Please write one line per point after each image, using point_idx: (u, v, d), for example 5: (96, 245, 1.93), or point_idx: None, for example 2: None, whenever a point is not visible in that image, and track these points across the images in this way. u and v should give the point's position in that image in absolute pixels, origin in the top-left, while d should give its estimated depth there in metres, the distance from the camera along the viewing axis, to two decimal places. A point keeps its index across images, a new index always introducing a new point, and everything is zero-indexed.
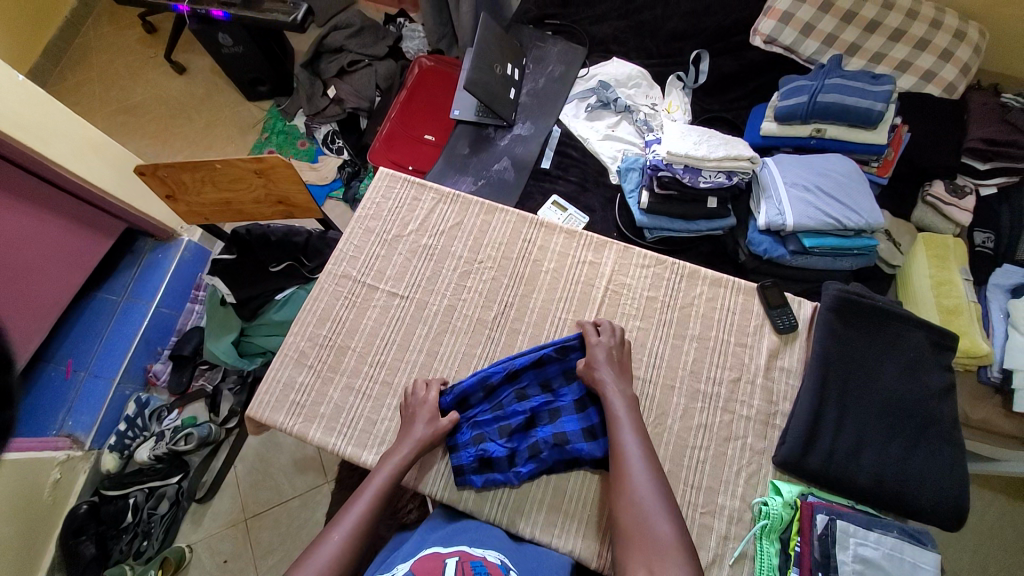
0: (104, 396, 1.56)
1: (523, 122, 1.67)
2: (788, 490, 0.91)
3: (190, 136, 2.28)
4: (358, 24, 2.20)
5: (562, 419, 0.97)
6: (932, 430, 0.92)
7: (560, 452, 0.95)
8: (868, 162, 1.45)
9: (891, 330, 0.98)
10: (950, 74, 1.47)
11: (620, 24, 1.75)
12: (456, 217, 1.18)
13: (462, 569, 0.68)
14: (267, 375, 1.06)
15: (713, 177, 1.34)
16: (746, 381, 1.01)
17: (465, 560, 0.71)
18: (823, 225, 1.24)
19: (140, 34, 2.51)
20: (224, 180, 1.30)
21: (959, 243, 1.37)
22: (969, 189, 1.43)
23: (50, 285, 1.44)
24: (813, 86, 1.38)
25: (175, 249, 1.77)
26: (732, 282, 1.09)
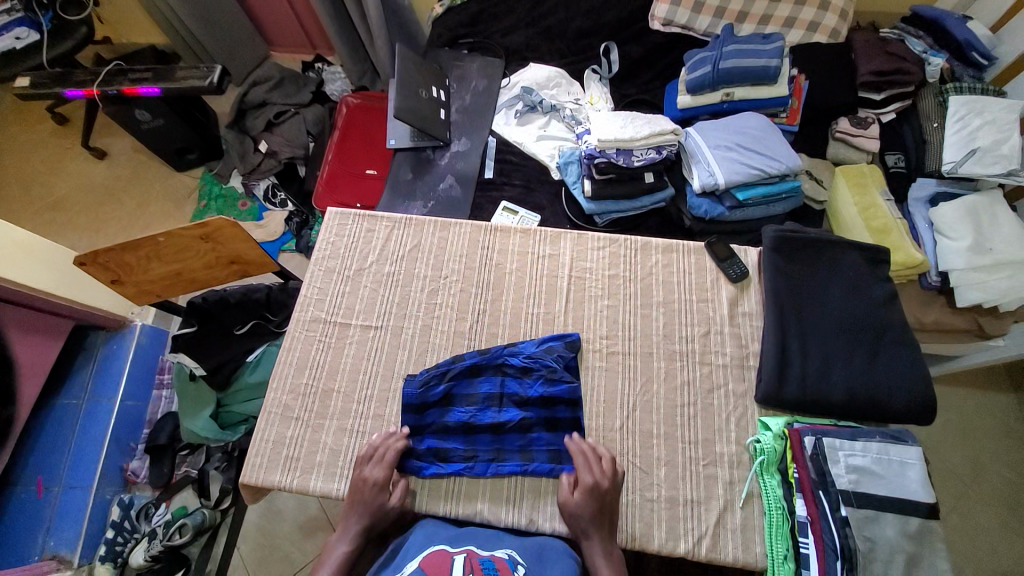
0: (83, 507, 1.49)
1: (458, 139, 1.72)
2: (775, 423, 0.96)
3: (124, 219, 2.21)
4: (277, 76, 2.22)
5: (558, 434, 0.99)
6: (888, 339, 1.00)
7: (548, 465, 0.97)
8: (777, 114, 1.57)
9: (829, 256, 1.06)
10: (827, 23, 1.63)
11: (530, 31, 1.84)
12: (413, 239, 1.21)
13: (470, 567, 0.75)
14: (254, 437, 1.03)
15: (646, 154, 1.44)
16: (716, 332, 1.07)
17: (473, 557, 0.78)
18: (751, 177, 1.34)
19: (52, 126, 2.42)
20: (170, 253, 1.28)
21: (875, 169, 1.50)
22: (871, 119, 1.58)
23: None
24: (713, 56, 1.50)
25: (129, 338, 1.70)
26: (683, 245, 1.16)
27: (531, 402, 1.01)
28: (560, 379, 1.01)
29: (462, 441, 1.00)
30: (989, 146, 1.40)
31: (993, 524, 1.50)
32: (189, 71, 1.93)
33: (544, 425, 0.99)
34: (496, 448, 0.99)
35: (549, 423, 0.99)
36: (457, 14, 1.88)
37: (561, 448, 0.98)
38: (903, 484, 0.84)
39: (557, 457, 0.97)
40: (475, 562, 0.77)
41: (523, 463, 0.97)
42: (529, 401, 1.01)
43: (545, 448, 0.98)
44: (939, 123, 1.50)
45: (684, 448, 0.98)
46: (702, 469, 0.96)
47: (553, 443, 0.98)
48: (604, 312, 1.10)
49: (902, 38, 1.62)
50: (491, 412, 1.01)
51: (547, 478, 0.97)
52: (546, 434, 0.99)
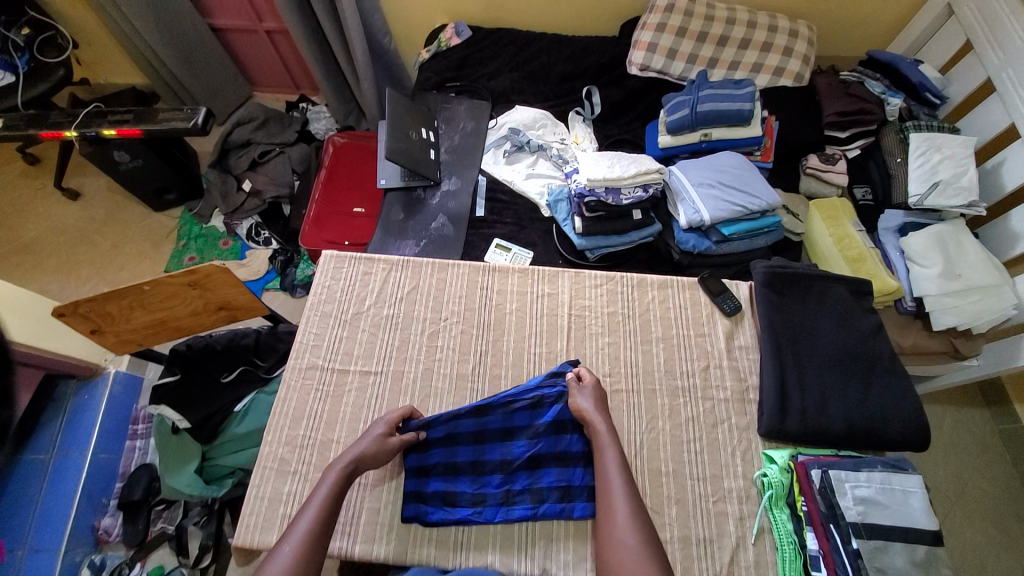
0: (50, 571, 1.37)
1: (448, 178, 1.74)
2: (780, 456, 0.98)
3: (97, 262, 2.12)
4: (262, 116, 2.19)
5: (568, 468, 0.97)
6: (879, 369, 1.05)
7: (559, 504, 0.95)
8: (752, 153, 1.66)
9: (816, 290, 1.11)
10: (791, 69, 1.76)
11: (515, 75, 1.92)
12: (411, 281, 1.21)
13: None
14: (248, 496, 0.98)
15: (633, 193, 1.47)
16: (715, 366, 1.09)
17: None
18: (734, 213, 1.40)
19: (22, 167, 2.35)
20: (155, 300, 1.23)
21: (846, 202, 1.58)
22: (838, 155, 1.69)
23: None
24: (691, 100, 1.59)
25: (102, 385, 1.61)
26: (677, 281, 1.20)
27: (541, 433, 1.00)
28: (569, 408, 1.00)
29: (469, 483, 0.98)
30: (950, 178, 1.50)
31: (986, 540, 1.53)
32: (171, 113, 1.90)
33: (553, 461, 0.98)
34: (504, 489, 0.97)
35: (559, 459, 0.98)
36: (444, 59, 1.95)
37: (571, 484, 0.96)
38: (908, 513, 0.86)
39: (567, 494, 0.96)
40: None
41: (533, 504, 0.95)
42: (540, 433, 1.00)
43: (555, 485, 0.96)
44: (902, 158, 1.61)
45: (693, 485, 0.97)
46: (713, 506, 0.96)
47: (563, 479, 0.97)
48: (606, 349, 1.11)
49: (862, 80, 1.76)
50: (499, 447, 1.00)
51: (558, 519, 0.95)
52: (555, 470, 0.97)
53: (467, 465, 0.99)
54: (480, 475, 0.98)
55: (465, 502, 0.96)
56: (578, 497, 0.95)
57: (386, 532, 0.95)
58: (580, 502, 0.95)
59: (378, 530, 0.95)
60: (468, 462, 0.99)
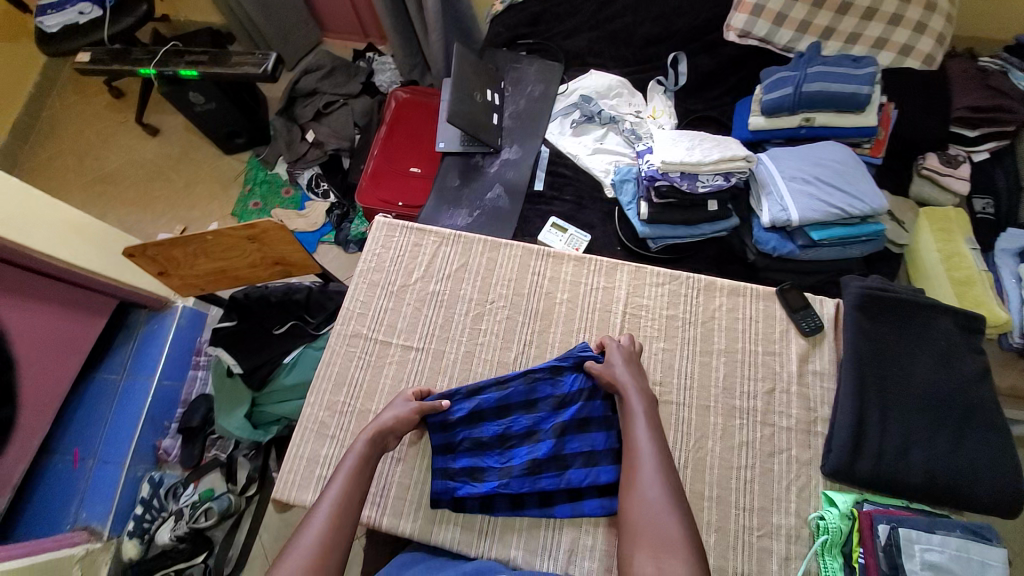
0: (116, 482, 1.53)
1: (509, 146, 1.65)
2: (842, 500, 0.88)
3: (171, 198, 2.24)
4: (329, 65, 2.19)
5: (591, 433, 0.95)
6: (977, 418, 0.90)
7: (586, 471, 0.93)
8: (859, 144, 1.43)
9: (919, 321, 0.96)
10: (922, 49, 1.48)
11: (593, 35, 1.75)
12: (460, 258, 1.16)
13: None
14: (289, 452, 1.02)
15: (711, 181, 1.33)
16: (781, 390, 0.98)
17: None
18: (829, 216, 1.23)
19: (109, 100, 2.48)
20: (217, 250, 1.27)
21: (962, 213, 1.35)
22: (962, 158, 1.42)
23: (32, 374, 1.39)
24: (797, 77, 1.37)
25: (170, 317, 1.74)
26: (750, 289, 1.07)
27: (569, 399, 0.98)
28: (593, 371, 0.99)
29: (497, 458, 0.96)
30: None
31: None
32: (244, 57, 1.91)
33: (577, 427, 0.95)
34: (530, 461, 0.94)
35: (581, 424, 0.95)
36: (518, 13, 1.80)
37: (595, 448, 0.94)
38: None
39: (592, 454, 0.94)
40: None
41: (558, 473, 0.93)
42: (566, 400, 0.98)
43: (579, 451, 0.94)
44: None
45: (737, 515, 0.90)
46: (756, 540, 0.88)
47: (586, 445, 0.94)
48: (659, 354, 1.03)
49: (1006, 69, 1.47)
50: (525, 417, 0.98)
51: (584, 487, 0.93)
52: (578, 437, 0.95)
53: (493, 441, 0.97)
54: (506, 447, 0.96)
55: (492, 475, 0.94)
56: (603, 460, 0.93)
57: (414, 509, 0.96)
58: (605, 466, 0.92)
59: (406, 506, 0.96)
60: (495, 438, 0.97)
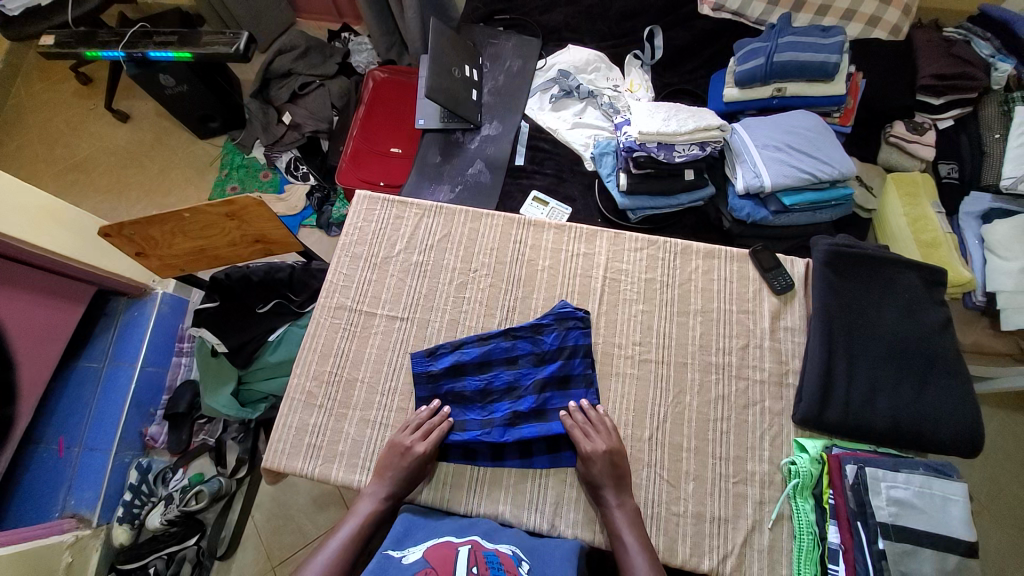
0: (103, 468, 1.52)
1: (489, 122, 1.65)
2: (812, 446, 0.93)
3: (145, 184, 2.19)
4: (303, 45, 2.14)
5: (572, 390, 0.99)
6: (938, 365, 0.95)
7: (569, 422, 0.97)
8: (829, 113, 1.47)
9: (883, 274, 1.01)
10: (888, 19, 1.52)
11: (570, 10, 1.75)
12: (443, 228, 1.17)
13: (474, 557, 0.75)
14: (277, 423, 1.02)
15: (688, 150, 1.36)
16: (754, 346, 1.02)
17: (477, 550, 0.77)
18: (800, 182, 1.27)
19: (75, 86, 2.40)
20: (196, 229, 1.26)
21: (927, 178, 1.41)
22: (928, 125, 1.47)
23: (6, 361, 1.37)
24: (768, 47, 1.40)
25: (151, 304, 1.71)
26: (725, 252, 1.10)
27: (548, 357, 1.01)
28: (572, 328, 1.03)
29: (479, 410, 0.99)
30: None
31: (1004, 546, 1.44)
32: (215, 36, 1.86)
33: (557, 356, 1.01)
34: (513, 413, 0.97)
35: (561, 353, 1.01)
36: None
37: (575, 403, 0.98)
38: (944, 520, 0.79)
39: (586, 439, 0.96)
40: (479, 555, 0.76)
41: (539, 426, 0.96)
42: (546, 356, 1.01)
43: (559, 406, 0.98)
44: (1001, 134, 1.41)
45: (714, 464, 0.94)
46: (732, 486, 0.93)
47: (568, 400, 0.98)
48: (639, 317, 1.06)
49: (968, 39, 1.52)
50: (506, 373, 1.01)
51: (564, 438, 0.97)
52: (557, 363, 1.01)
53: (475, 395, 1.00)
54: (487, 401, 0.99)
55: (475, 421, 0.98)
56: (579, 384, 1.00)
57: None
58: (580, 390, 1.00)
59: None
60: (477, 391, 1.00)
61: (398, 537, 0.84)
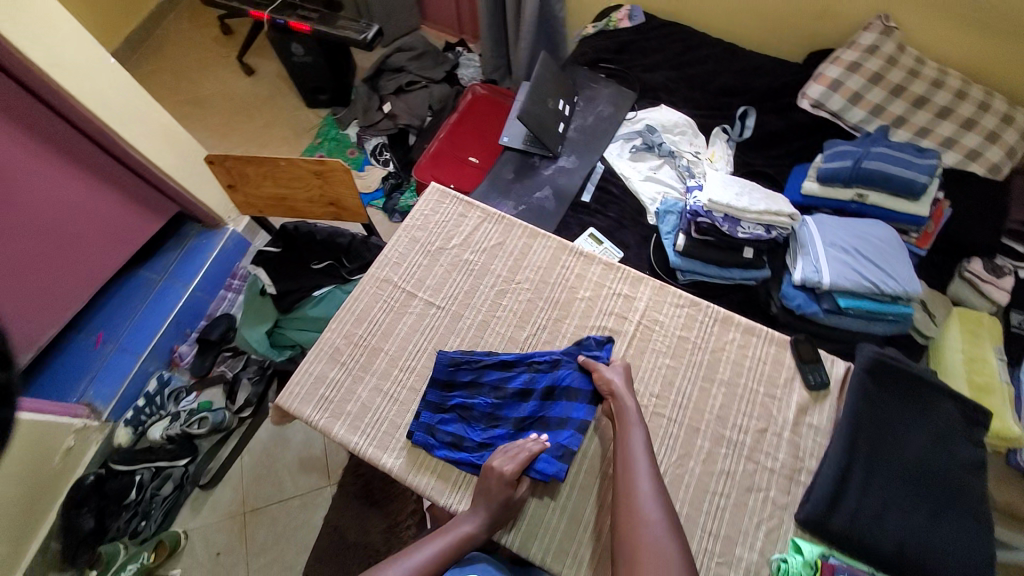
0: (127, 371, 1.62)
1: (568, 155, 1.74)
2: (808, 549, 0.87)
3: (249, 133, 2.42)
4: (420, 49, 2.35)
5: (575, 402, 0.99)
6: (960, 502, 0.89)
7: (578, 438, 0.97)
8: (907, 231, 1.44)
9: (923, 398, 0.97)
10: (987, 159, 1.49)
11: (671, 74, 1.83)
12: (499, 236, 1.24)
13: None
14: (301, 367, 1.09)
15: (751, 229, 1.37)
16: (772, 432, 1.00)
17: None
18: (858, 288, 1.25)
19: (215, 33, 2.71)
20: (285, 178, 1.40)
21: (993, 322, 1.34)
22: (1008, 270, 1.41)
23: (82, 249, 1.48)
24: (858, 152, 1.42)
25: (218, 236, 1.86)
26: (765, 332, 1.10)
27: (554, 397, 1.01)
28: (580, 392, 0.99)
29: (479, 432, 1.01)
30: None
31: None
32: (349, 22, 2.09)
33: (563, 396, 1.00)
34: (516, 417, 1.01)
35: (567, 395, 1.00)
36: (606, 39, 1.92)
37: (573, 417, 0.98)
38: None
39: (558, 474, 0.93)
40: None
41: None
42: (553, 396, 1.01)
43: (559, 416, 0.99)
44: None
45: (701, 536, 0.91)
46: (714, 565, 0.89)
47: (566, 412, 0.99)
48: (662, 369, 1.07)
49: None
50: (516, 406, 1.03)
51: (559, 481, 0.97)
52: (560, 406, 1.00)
53: (479, 417, 1.02)
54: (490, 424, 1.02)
55: (478, 428, 1.01)
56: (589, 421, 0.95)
57: (399, 446, 1.01)
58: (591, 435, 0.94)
59: (393, 441, 1.01)
60: (484, 411, 1.02)
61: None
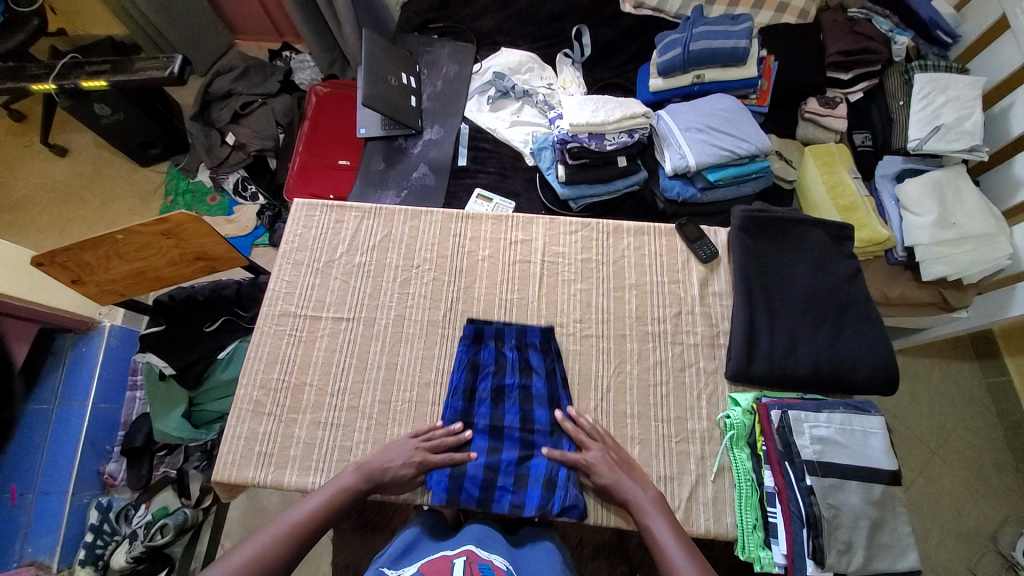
0: (61, 512, 1.40)
1: (430, 126, 1.69)
2: (744, 399, 0.98)
3: (88, 218, 2.12)
4: (241, 66, 2.12)
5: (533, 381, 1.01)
6: (850, 313, 1.03)
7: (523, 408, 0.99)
8: (748, 95, 1.56)
9: (794, 235, 1.08)
10: (795, 3, 1.63)
11: (501, 14, 1.81)
12: (383, 229, 1.20)
13: (470, 568, 0.70)
14: (226, 435, 1.02)
15: (617, 138, 1.43)
16: (687, 312, 1.08)
17: (472, 560, 0.73)
18: (721, 158, 1.35)
19: (9, 125, 2.31)
20: (131, 250, 1.25)
21: (842, 147, 1.49)
22: (839, 99, 1.57)
23: None
24: (684, 38, 1.50)
25: (98, 338, 1.58)
26: (653, 228, 1.17)
27: (506, 367, 1.02)
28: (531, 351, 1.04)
29: (453, 404, 0.99)
30: (953, 122, 1.39)
31: (963, 491, 1.49)
32: (148, 62, 1.81)
33: (516, 369, 1.02)
34: (466, 387, 1.00)
35: (497, 395, 0.99)
36: None
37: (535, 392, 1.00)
38: (867, 452, 0.86)
39: (487, 494, 0.92)
40: (475, 567, 0.71)
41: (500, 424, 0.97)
42: (506, 366, 1.02)
43: (517, 391, 1.00)
44: (905, 101, 1.49)
45: (657, 426, 0.99)
46: (675, 446, 0.97)
47: (524, 384, 1.01)
48: (578, 295, 1.11)
49: (869, 17, 1.61)
50: (463, 374, 1.01)
51: None
52: (490, 405, 0.99)
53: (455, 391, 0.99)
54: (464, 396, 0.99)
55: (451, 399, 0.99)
56: (537, 429, 0.97)
57: None
58: (540, 435, 0.97)
59: None
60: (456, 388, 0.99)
61: (394, 557, 0.79)
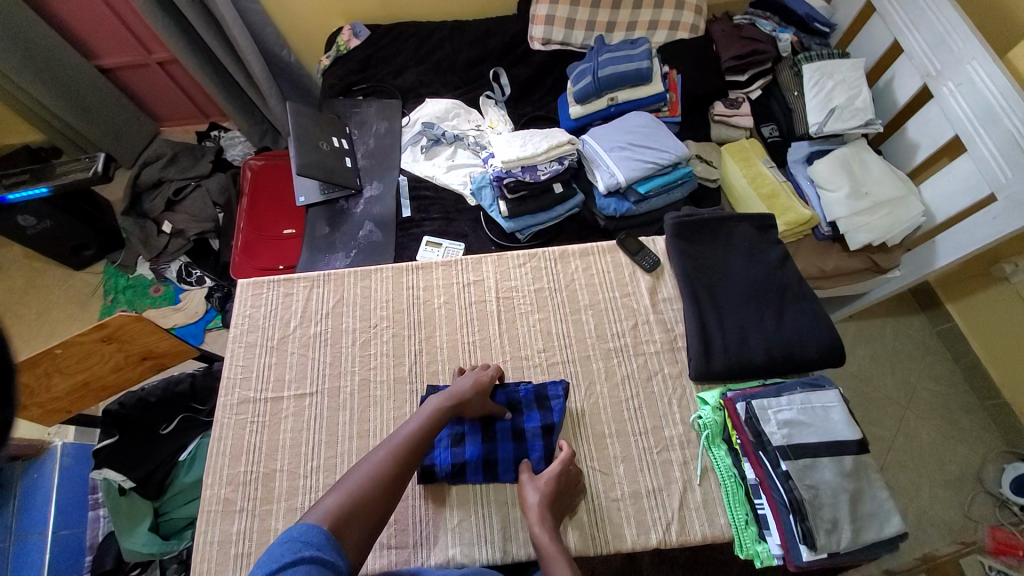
0: None
1: (369, 183, 1.72)
2: (711, 397, 1.02)
3: (25, 333, 1.99)
4: (170, 152, 2.10)
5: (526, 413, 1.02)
6: (789, 296, 1.10)
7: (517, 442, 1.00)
8: (659, 109, 1.68)
9: (724, 232, 1.16)
10: (686, 21, 1.79)
11: (420, 69, 1.88)
12: (335, 295, 1.19)
13: None
14: (197, 542, 0.96)
15: (549, 167, 1.49)
16: (643, 322, 1.12)
17: None
18: (646, 171, 1.43)
19: None
20: (71, 363, 1.19)
21: (754, 142, 1.63)
22: (741, 99, 1.71)
23: None
24: (592, 67, 1.61)
25: (49, 462, 1.46)
26: (596, 247, 1.22)
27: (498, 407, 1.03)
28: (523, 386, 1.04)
29: (446, 452, 0.99)
30: (845, 103, 1.54)
31: (935, 438, 1.57)
32: (71, 165, 1.79)
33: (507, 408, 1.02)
34: (453, 434, 1.01)
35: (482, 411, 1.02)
36: (345, 63, 1.91)
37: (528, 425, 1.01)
38: (831, 427, 0.90)
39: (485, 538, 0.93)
40: None
41: (486, 471, 0.98)
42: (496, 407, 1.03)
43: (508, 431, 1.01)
44: (799, 92, 1.64)
45: (636, 440, 1.00)
46: (657, 456, 0.99)
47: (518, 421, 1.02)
48: (538, 325, 1.13)
49: (753, 21, 1.77)
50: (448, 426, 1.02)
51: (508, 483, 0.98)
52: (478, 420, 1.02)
53: (444, 441, 1.00)
54: (455, 447, 0.99)
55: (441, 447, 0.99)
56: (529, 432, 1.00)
57: None
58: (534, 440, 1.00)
59: None
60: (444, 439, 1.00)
61: None
